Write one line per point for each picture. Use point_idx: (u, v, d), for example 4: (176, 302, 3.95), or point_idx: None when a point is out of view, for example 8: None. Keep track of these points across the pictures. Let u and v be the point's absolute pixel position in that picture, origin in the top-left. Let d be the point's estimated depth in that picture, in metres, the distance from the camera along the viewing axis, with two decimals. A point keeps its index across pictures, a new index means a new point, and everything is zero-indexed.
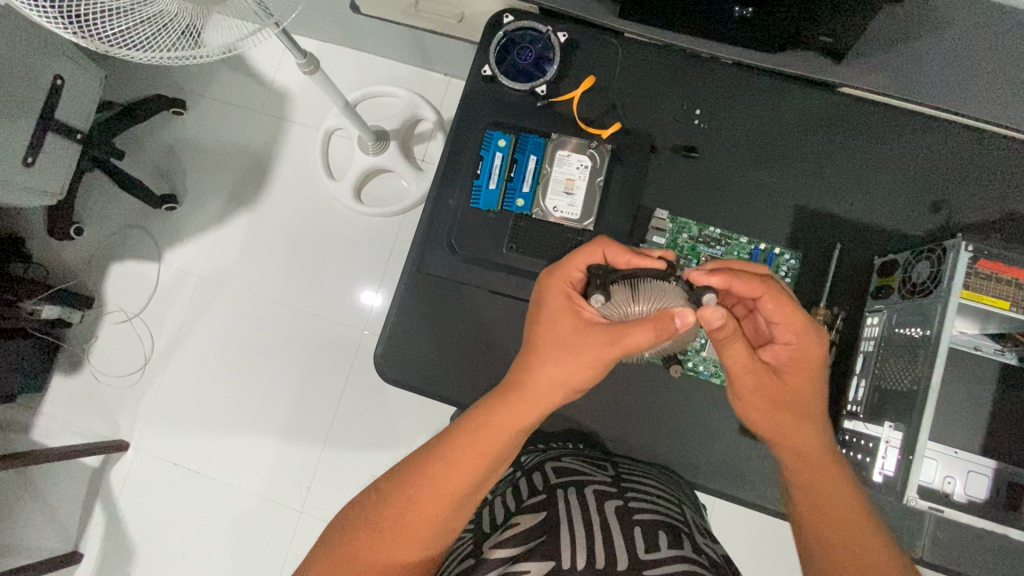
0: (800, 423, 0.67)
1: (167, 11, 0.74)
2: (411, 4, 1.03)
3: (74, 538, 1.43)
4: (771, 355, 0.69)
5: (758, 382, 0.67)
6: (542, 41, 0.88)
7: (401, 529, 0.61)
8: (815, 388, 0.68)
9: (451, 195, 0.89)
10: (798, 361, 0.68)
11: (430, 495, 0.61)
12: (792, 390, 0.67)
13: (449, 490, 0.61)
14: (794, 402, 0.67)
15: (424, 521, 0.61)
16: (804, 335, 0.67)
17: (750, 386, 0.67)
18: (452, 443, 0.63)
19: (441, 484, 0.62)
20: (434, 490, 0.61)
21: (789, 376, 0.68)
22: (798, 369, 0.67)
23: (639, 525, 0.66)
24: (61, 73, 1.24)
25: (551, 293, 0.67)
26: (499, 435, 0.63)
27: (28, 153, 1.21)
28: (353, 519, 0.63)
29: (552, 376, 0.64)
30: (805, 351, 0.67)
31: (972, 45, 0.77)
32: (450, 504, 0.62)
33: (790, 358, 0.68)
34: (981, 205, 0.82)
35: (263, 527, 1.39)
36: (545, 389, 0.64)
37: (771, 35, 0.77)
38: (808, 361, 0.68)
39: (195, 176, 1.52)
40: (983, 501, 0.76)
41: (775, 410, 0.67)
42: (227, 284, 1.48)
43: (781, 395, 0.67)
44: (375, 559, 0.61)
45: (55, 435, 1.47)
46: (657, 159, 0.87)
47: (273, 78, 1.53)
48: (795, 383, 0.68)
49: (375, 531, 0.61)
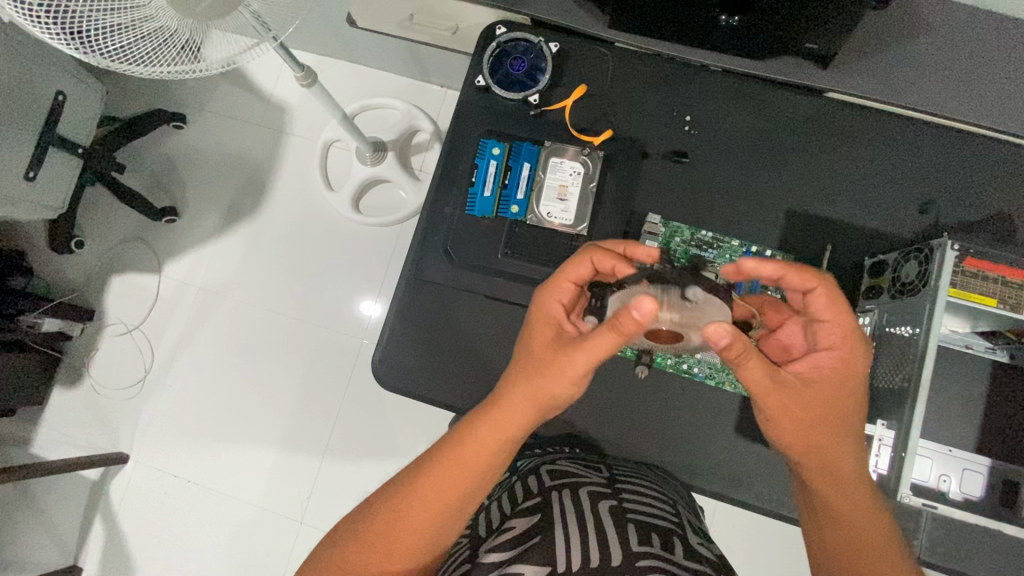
0: (839, 438, 0.65)
1: (168, 28, 0.76)
2: (406, 16, 1.05)
3: (73, 552, 1.43)
4: (808, 363, 0.67)
5: (786, 395, 0.64)
6: (534, 51, 0.90)
7: (392, 542, 0.62)
8: (850, 399, 0.66)
9: (447, 203, 0.90)
10: (837, 371, 0.65)
11: (421, 504, 0.62)
12: (834, 402, 0.65)
13: (438, 498, 0.62)
14: (830, 412, 0.65)
15: (413, 534, 0.62)
16: (851, 343, 0.65)
17: (777, 401, 0.64)
18: (440, 453, 0.64)
19: (426, 497, 0.62)
20: (425, 498, 0.62)
21: (823, 387, 0.65)
22: (834, 381, 0.65)
23: (632, 523, 0.66)
24: (63, 90, 1.26)
25: (538, 316, 0.68)
26: (482, 445, 0.63)
27: (30, 167, 1.22)
28: (349, 528, 0.64)
29: (526, 397, 0.64)
30: (848, 361, 0.65)
31: (954, 50, 0.79)
32: (441, 512, 0.62)
33: (836, 369, 0.65)
34: (968, 206, 0.84)
35: (263, 539, 1.39)
36: (518, 405, 0.64)
37: (758, 42, 0.79)
38: (849, 371, 0.65)
39: (195, 189, 1.53)
40: (978, 498, 0.77)
41: (812, 428, 0.65)
42: (226, 296, 1.49)
43: (815, 407, 0.64)
44: (369, 567, 0.61)
45: (54, 449, 1.47)
46: (649, 164, 0.88)
47: (271, 92, 1.55)
48: (829, 395, 0.65)
49: (368, 544, 0.62)
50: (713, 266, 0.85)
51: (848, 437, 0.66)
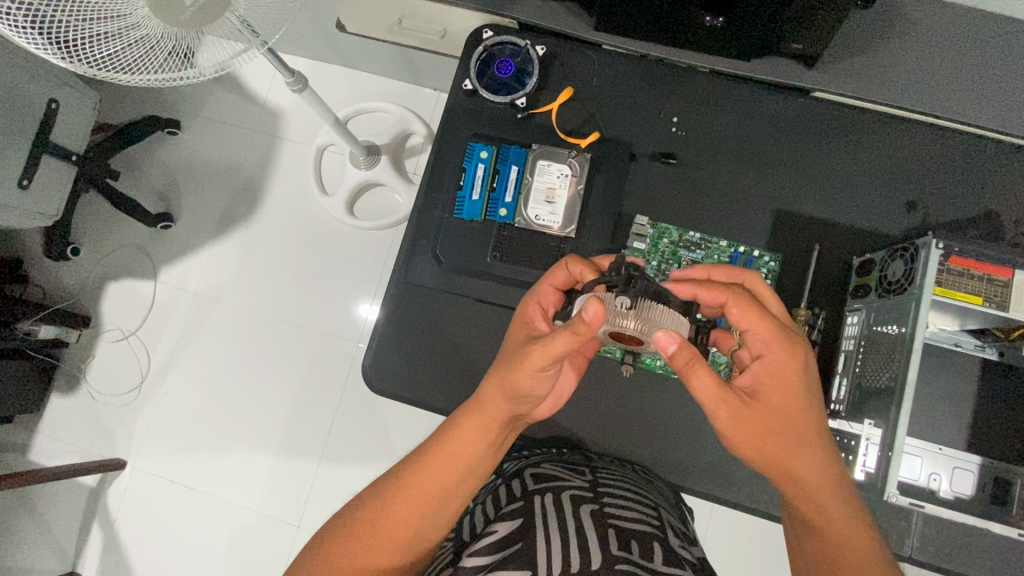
0: (791, 444, 0.65)
1: (155, 35, 0.76)
2: (395, 21, 1.06)
3: (71, 558, 1.44)
4: (746, 375, 0.67)
5: (731, 406, 0.64)
6: (521, 54, 0.90)
7: (378, 536, 0.62)
8: (795, 400, 0.65)
9: (436, 206, 0.90)
10: (774, 376, 0.65)
11: (409, 496, 0.63)
12: (775, 407, 0.64)
13: (425, 491, 0.63)
14: (776, 422, 0.64)
15: (399, 528, 0.63)
16: (773, 348, 0.65)
17: (724, 412, 0.64)
18: (430, 446, 0.66)
19: (414, 489, 0.63)
20: (413, 492, 0.63)
21: (765, 393, 0.65)
22: (773, 384, 0.65)
23: (612, 528, 0.67)
24: (56, 97, 1.27)
25: (514, 321, 0.71)
26: (465, 436, 0.65)
27: (24, 175, 1.23)
28: (337, 526, 0.65)
29: (496, 390, 0.64)
30: (779, 364, 0.65)
31: (940, 49, 0.79)
32: (427, 505, 0.63)
33: (771, 373, 0.65)
34: (955, 204, 0.84)
35: (259, 544, 1.39)
36: (491, 398, 0.65)
37: (743, 43, 0.79)
38: (786, 373, 0.65)
39: (190, 195, 1.54)
40: (970, 497, 0.76)
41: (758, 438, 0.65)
42: (221, 301, 1.50)
43: (760, 417, 0.64)
44: (356, 563, 0.62)
45: (51, 455, 1.47)
46: (637, 165, 0.88)
47: (265, 97, 1.56)
48: (768, 402, 0.65)
49: (354, 538, 0.63)
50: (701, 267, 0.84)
51: (802, 443, 0.65)
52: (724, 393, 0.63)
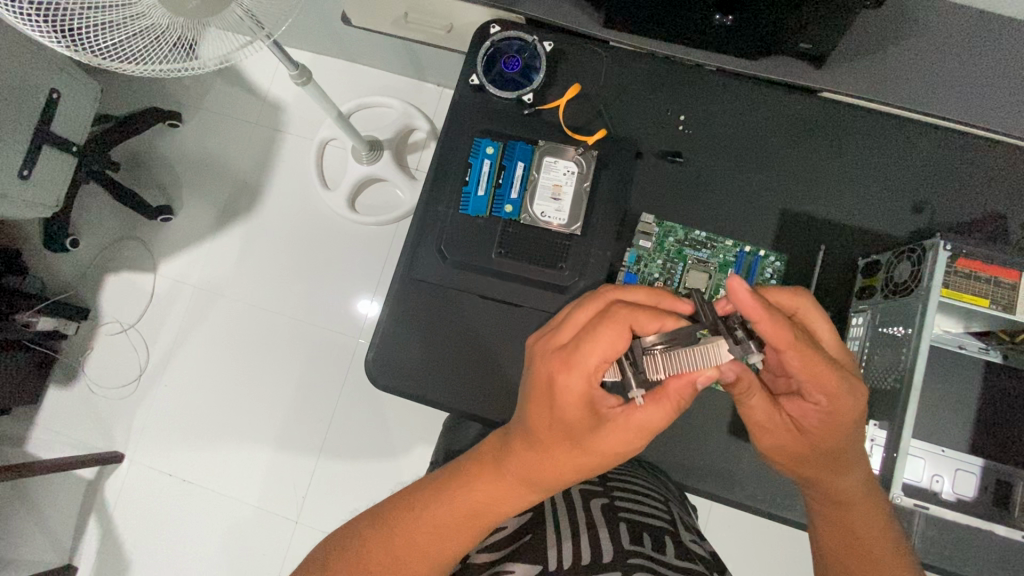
0: (833, 472, 0.66)
1: (160, 25, 0.75)
2: (402, 15, 1.05)
3: (68, 551, 1.43)
4: (797, 409, 0.65)
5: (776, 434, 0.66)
6: (529, 50, 0.89)
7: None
8: (844, 443, 0.65)
9: (441, 202, 0.90)
10: (827, 422, 0.63)
11: (411, 543, 0.62)
12: (822, 445, 0.65)
13: (430, 545, 0.62)
14: (818, 456, 0.66)
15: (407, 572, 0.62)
16: (834, 398, 0.62)
17: (770, 441, 0.67)
18: (436, 500, 0.64)
19: (418, 537, 0.62)
20: (415, 542, 0.62)
21: (814, 434, 0.65)
22: (824, 429, 0.64)
23: (623, 521, 0.67)
24: (57, 87, 1.26)
25: (566, 394, 0.60)
26: (494, 503, 0.64)
27: (23, 165, 1.22)
28: (335, 558, 0.63)
29: (553, 469, 0.62)
30: (836, 412, 0.62)
31: (949, 50, 0.79)
32: (434, 558, 0.62)
33: (824, 421, 0.63)
34: (962, 207, 0.84)
35: (259, 539, 1.39)
36: (532, 470, 0.63)
37: (751, 42, 0.79)
38: (839, 422, 0.63)
39: (192, 188, 1.53)
40: (970, 499, 0.76)
41: (798, 463, 0.68)
42: (220, 295, 1.49)
43: (801, 449, 0.66)
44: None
45: (49, 448, 1.47)
46: (643, 164, 0.88)
47: (267, 90, 1.55)
48: (817, 440, 0.65)
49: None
50: (706, 266, 0.84)
51: (849, 466, 0.66)
52: (771, 420, 0.66)
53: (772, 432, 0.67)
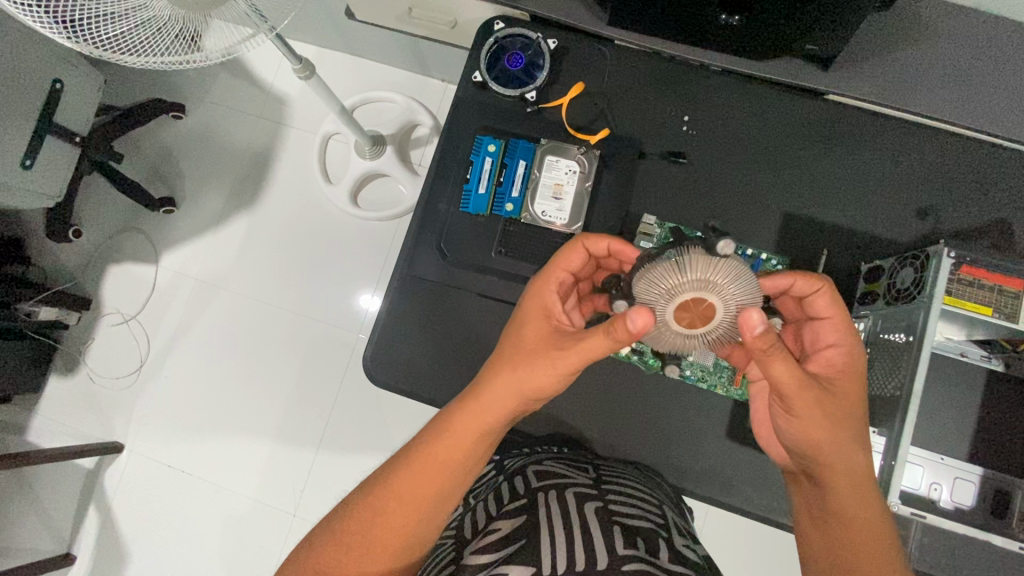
0: (855, 436, 0.65)
1: (162, 16, 0.75)
2: (406, 10, 1.05)
3: (67, 540, 1.44)
4: (822, 362, 0.69)
5: (814, 391, 0.64)
6: (533, 48, 0.89)
7: (367, 540, 0.61)
8: (857, 396, 0.67)
9: (442, 200, 0.89)
10: (849, 365, 0.67)
11: (396, 499, 0.62)
12: (846, 395, 0.66)
13: (413, 493, 0.62)
14: (845, 408, 0.66)
15: (388, 532, 0.61)
16: (852, 342, 0.68)
17: (805, 400, 0.64)
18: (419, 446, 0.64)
19: (401, 493, 0.62)
20: (399, 493, 0.62)
21: (838, 381, 0.67)
22: (845, 377, 0.67)
23: (617, 526, 0.66)
24: (61, 78, 1.26)
25: (528, 309, 0.70)
26: (470, 434, 0.64)
27: (26, 155, 1.22)
28: (329, 526, 0.63)
29: (507, 386, 0.65)
30: (855, 356, 0.67)
31: (959, 54, 0.78)
32: (414, 510, 0.62)
33: (846, 366, 0.67)
34: (968, 213, 0.83)
35: (256, 531, 1.39)
36: (504, 393, 0.65)
37: (759, 42, 0.78)
38: (856, 366, 0.67)
39: (194, 180, 1.53)
40: (969, 508, 0.75)
41: (835, 422, 0.65)
42: (222, 287, 1.49)
43: (835, 400, 0.65)
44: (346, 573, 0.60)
45: (48, 437, 1.47)
46: (646, 164, 0.87)
47: (271, 83, 1.55)
48: (844, 388, 0.66)
49: (342, 548, 0.61)
50: None
51: (860, 432, 0.66)
52: (806, 377, 0.64)
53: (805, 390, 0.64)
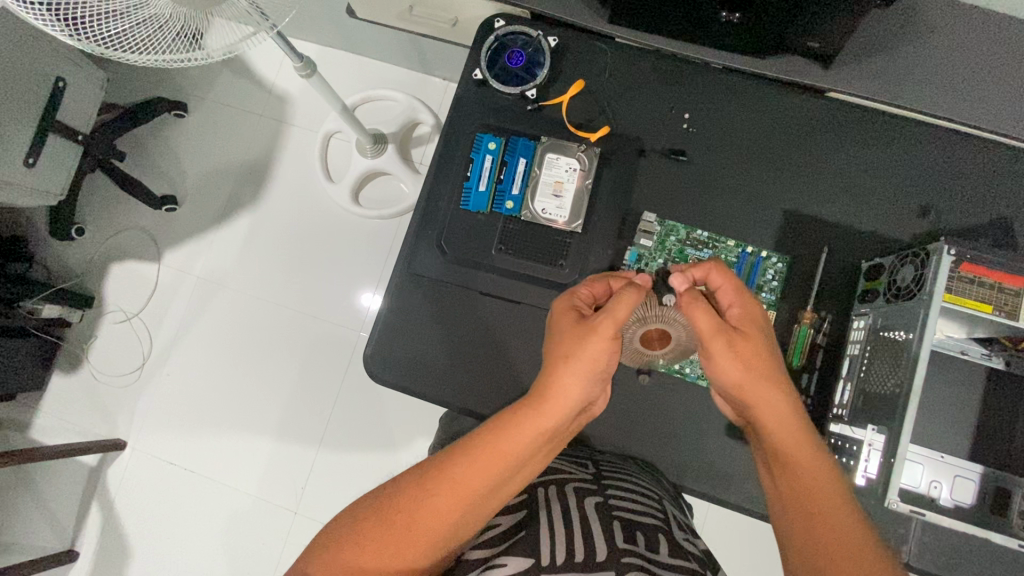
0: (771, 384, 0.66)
1: (164, 15, 0.75)
2: (406, 8, 1.05)
3: (70, 537, 1.44)
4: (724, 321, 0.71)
5: (722, 339, 0.67)
6: (533, 45, 0.89)
7: (413, 522, 0.60)
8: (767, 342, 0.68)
9: (442, 197, 0.89)
10: (749, 317, 0.69)
11: (449, 485, 0.61)
12: (755, 343, 0.67)
13: (472, 480, 0.62)
14: (759, 355, 0.67)
15: (437, 517, 0.60)
16: (745, 297, 0.70)
17: (720, 347, 0.67)
18: (484, 440, 0.63)
19: (457, 478, 0.62)
20: (454, 479, 0.62)
21: (746, 331, 0.68)
22: (748, 324, 0.69)
23: (617, 520, 0.67)
24: (64, 76, 1.26)
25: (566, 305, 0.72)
26: (535, 429, 0.64)
27: (29, 153, 1.22)
28: (365, 508, 0.62)
29: (566, 372, 0.65)
30: (750, 306, 0.70)
31: (960, 50, 0.78)
32: (467, 498, 0.61)
33: (745, 316, 0.69)
34: (967, 211, 0.83)
35: (257, 529, 1.40)
36: (568, 388, 0.65)
37: (759, 40, 0.78)
38: (755, 315, 0.70)
39: (196, 178, 1.53)
40: (969, 505, 0.76)
41: (748, 369, 0.66)
42: (224, 285, 1.49)
43: (745, 348, 0.67)
44: (383, 556, 0.59)
45: (51, 434, 1.48)
46: (646, 161, 0.87)
47: (272, 81, 1.55)
48: (751, 336, 0.68)
49: (385, 530, 0.60)
50: None
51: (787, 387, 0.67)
52: (716, 327, 0.67)
53: (719, 341, 0.67)
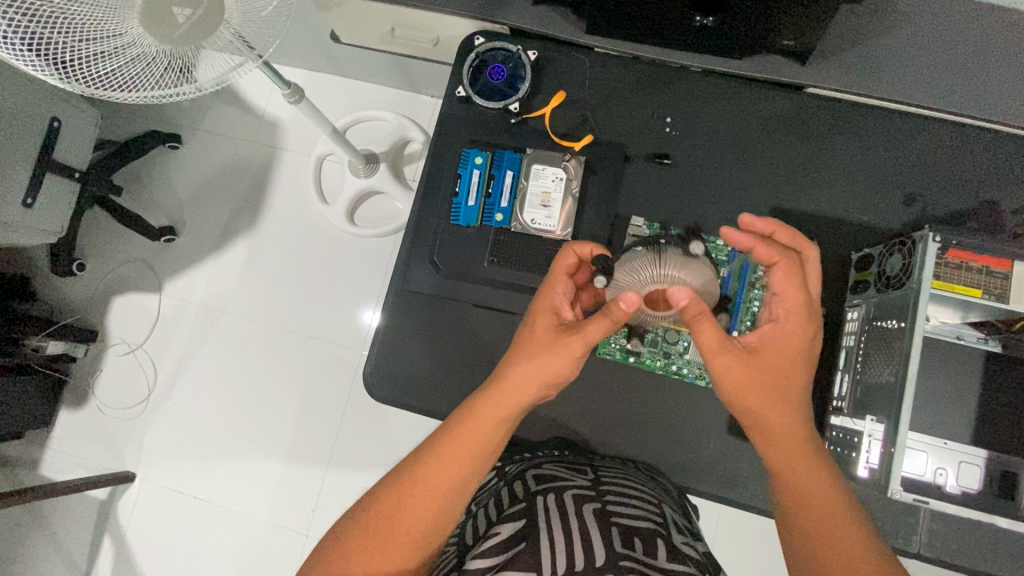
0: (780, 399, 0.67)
1: (150, 52, 0.76)
2: (388, 31, 1.07)
3: (83, 571, 1.45)
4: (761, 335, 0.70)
5: (736, 359, 0.67)
6: (513, 59, 0.90)
7: (394, 526, 0.61)
8: (792, 359, 0.69)
9: (433, 214, 0.91)
10: (784, 339, 0.69)
11: (421, 487, 0.62)
12: (779, 361, 0.68)
13: (439, 482, 0.62)
14: (775, 374, 0.68)
15: (416, 519, 0.61)
16: (792, 317, 0.69)
17: (724, 363, 0.67)
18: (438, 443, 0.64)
19: (425, 480, 0.62)
20: (425, 483, 0.62)
21: (774, 349, 0.68)
22: (777, 343, 0.68)
23: (615, 526, 0.67)
24: (58, 116, 1.29)
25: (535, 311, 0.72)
26: (488, 423, 0.65)
27: (27, 194, 1.24)
28: (349, 519, 0.63)
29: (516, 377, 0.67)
30: (795, 325, 0.69)
31: (934, 38, 0.79)
32: (438, 494, 0.62)
33: (783, 336, 0.69)
34: (952, 197, 0.83)
35: (269, 554, 1.40)
36: (523, 381, 0.66)
37: (734, 42, 0.80)
38: (791, 336, 0.69)
39: (192, 207, 1.55)
40: (976, 491, 0.76)
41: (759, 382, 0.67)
42: (226, 312, 1.51)
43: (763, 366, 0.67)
44: (371, 560, 0.60)
45: (60, 470, 1.49)
46: (631, 167, 0.88)
47: (262, 108, 1.57)
48: (775, 354, 0.68)
49: (368, 537, 0.61)
50: None
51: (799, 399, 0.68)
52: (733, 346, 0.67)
53: (727, 358, 0.67)
